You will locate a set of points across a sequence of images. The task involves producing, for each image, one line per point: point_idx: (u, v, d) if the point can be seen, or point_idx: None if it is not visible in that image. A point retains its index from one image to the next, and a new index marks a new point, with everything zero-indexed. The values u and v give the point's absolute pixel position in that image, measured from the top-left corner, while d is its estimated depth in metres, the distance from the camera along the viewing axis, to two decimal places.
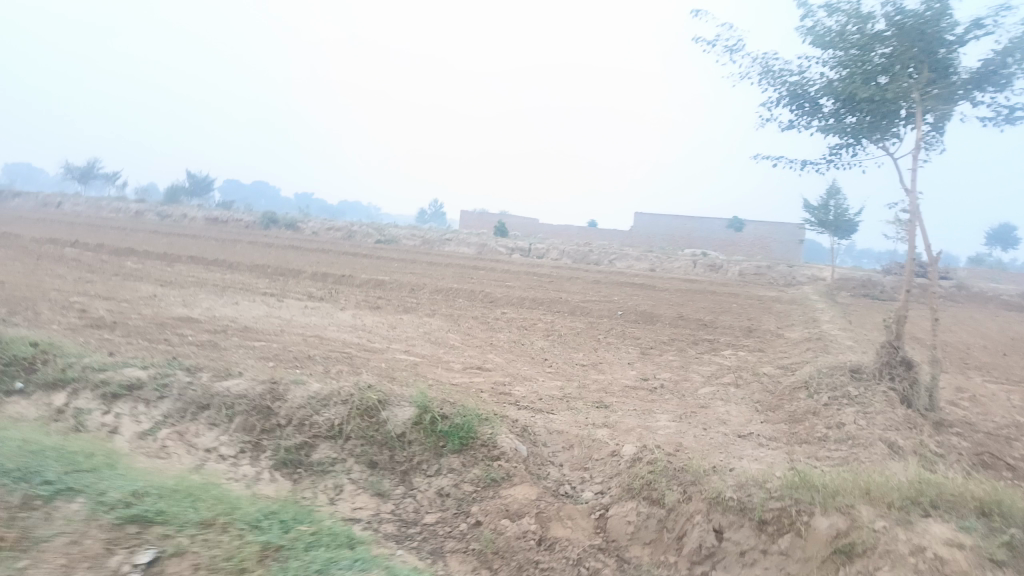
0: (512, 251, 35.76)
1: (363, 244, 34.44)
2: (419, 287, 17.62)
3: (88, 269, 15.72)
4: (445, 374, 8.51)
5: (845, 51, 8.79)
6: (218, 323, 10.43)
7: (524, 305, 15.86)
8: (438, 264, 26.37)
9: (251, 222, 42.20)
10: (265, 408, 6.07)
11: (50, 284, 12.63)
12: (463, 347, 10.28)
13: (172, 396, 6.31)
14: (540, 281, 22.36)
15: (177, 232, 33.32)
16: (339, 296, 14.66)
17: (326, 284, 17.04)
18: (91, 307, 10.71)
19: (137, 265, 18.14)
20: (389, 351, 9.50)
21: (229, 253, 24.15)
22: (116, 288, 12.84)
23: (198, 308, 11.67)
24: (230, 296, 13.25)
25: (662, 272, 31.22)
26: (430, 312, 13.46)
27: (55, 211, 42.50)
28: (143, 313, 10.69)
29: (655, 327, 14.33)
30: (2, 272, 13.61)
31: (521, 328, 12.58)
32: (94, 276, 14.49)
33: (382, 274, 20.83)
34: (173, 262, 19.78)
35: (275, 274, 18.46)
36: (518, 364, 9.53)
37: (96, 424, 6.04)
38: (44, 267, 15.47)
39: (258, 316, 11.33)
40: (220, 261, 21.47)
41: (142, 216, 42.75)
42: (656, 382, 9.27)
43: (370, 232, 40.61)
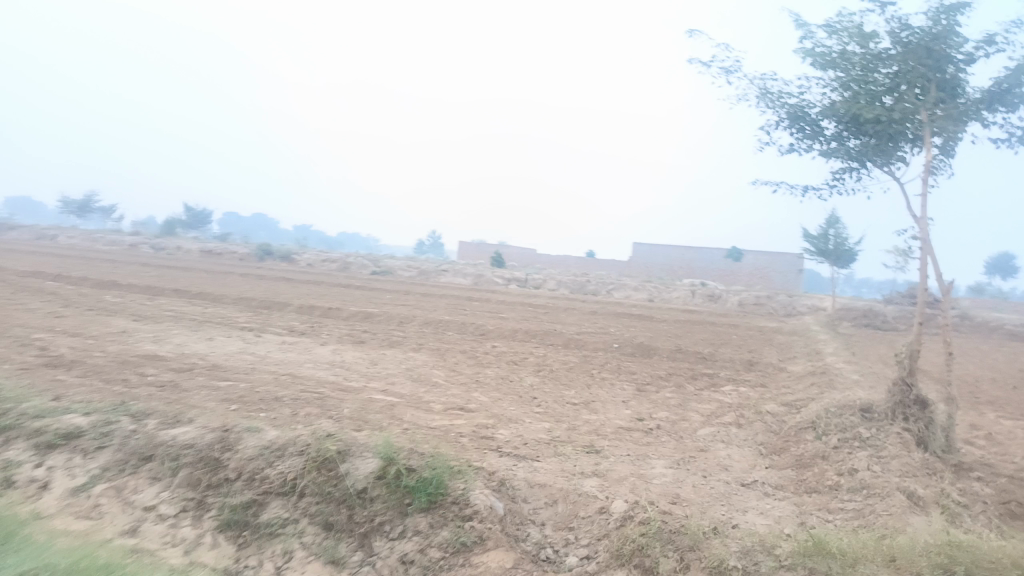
0: (509, 282, 35.25)
1: (357, 275, 33.94)
2: (408, 320, 17.02)
3: (63, 303, 15.14)
4: (423, 416, 7.88)
5: (846, 71, 8.32)
6: (187, 361, 9.82)
7: (517, 338, 15.24)
8: (432, 296, 25.79)
9: (245, 254, 41.71)
10: (213, 459, 5.45)
11: (17, 319, 12.03)
12: (447, 385, 9.66)
13: (113, 446, 5.66)
14: (535, 313, 21.77)
15: (167, 265, 32.82)
16: (323, 330, 14.05)
17: (312, 317, 16.44)
18: (52, 344, 10.10)
19: (117, 298, 17.56)
20: (366, 391, 8.87)
21: (217, 286, 23.59)
22: (87, 324, 12.26)
23: (169, 344, 11.04)
24: (206, 331, 12.64)
25: (661, 302, 30.67)
26: (416, 346, 12.84)
27: (47, 244, 42.05)
28: (107, 351, 10.08)
29: (652, 361, 13.71)
30: None
31: (511, 363, 11.96)
32: (66, 311, 13.90)
33: (372, 306, 20.24)
34: (156, 295, 19.20)
35: (261, 307, 17.86)
36: (505, 403, 8.90)
37: (25, 479, 5.41)
38: (17, 300, 14.89)
39: (231, 353, 10.72)
40: (206, 294, 20.90)
41: (137, 249, 42.28)
42: (652, 423, 8.62)
43: (365, 263, 40.12)
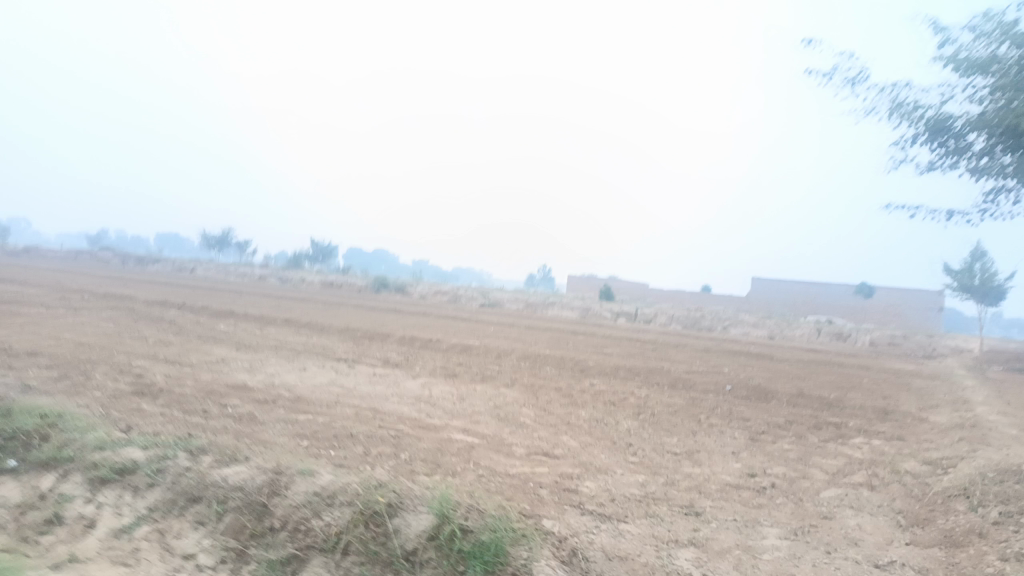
0: (617, 316, 34.13)
1: (465, 308, 33.94)
2: (507, 354, 16.43)
3: (176, 332, 15.63)
4: (503, 462, 7.16)
5: (1000, 75, 7.02)
6: (271, 392, 9.61)
7: (618, 376, 14.26)
8: (536, 329, 25.19)
9: (362, 286, 42.83)
10: (260, 505, 4.98)
11: (126, 347, 12.39)
12: (535, 426, 8.89)
13: (163, 484, 5.31)
14: (642, 349, 20.63)
15: (287, 295, 34.12)
16: (416, 362, 13.67)
17: (410, 348, 16.16)
18: (148, 373, 10.19)
19: (228, 327, 18.04)
20: (446, 429, 8.27)
21: (327, 316, 24.04)
22: (189, 352, 12.45)
23: (260, 374, 10.93)
24: (300, 361, 12.52)
25: (781, 340, 28.61)
26: (509, 381, 12.18)
27: (186, 276, 45.07)
28: (198, 380, 10.05)
29: (769, 406, 12.37)
30: (88, 335, 13.61)
31: (609, 404, 11.05)
32: (175, 339, 14.27)
33: (473, 339, 19.84)
34: (266, 324, 19.65)
35: (362, 337, 17.82)
36: (596, 450, 8.03)
37: (75, 516, 5.15)
38: (136, 329, 15.52)
39: (318, 385, 10.47)
40: (314, 323, 21.24)
41: (265, 282, 44.54)
42: (766, 480, 7.49)
43: (475, 295, 40.15)
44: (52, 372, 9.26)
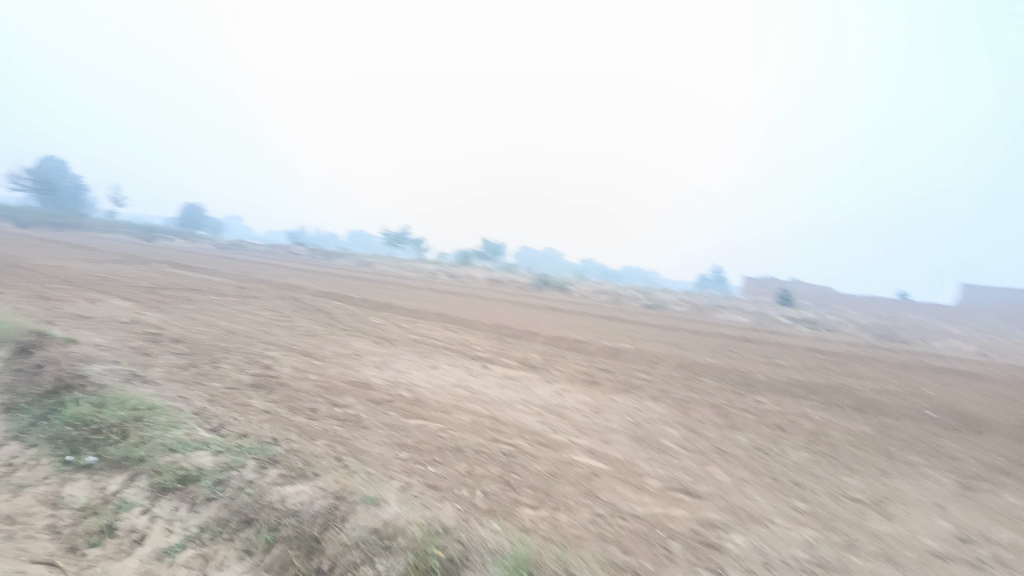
0: (795, 323, 31.00)
1: (627, 309, 32.38)
2: (662, 360, 14.85)
3: (327, 322, 15.64)
4: (631, 499, 5.84)
5: None
6: (390, 387, 8.87)
7: (789, 394, 12.25)
8: (700, 334, 23.20)
9: (524, 282, 42.50)
10: (311, 539, 4.14)
11: (269, 337, 12.37)
12: (678, 453, 7.43)
13: (220, 499, 4.63)
14: (821, 361, 18.15)
15: (450, 290, 34.45)
16: (557, 364, 12.54)
17: (555, 349, 15.06)
18: (276, 362, 9.87)
19: (378, 318, 17.95)
20: (569, 448, 7.06)
21: (482, 312, 23.63)
22: (327, 343, 12.18)
23: (387, 366, 10.31)
24: (433, 355, 11.82)
25: (996, 357, 24.42)
26: (656, 394, 10.69)
27: (363, 270, 47.21)
28: (321, 370, 9.57)
29: (983, 440, 9.95)
30: (240, 324, 13.84)
31: (775, 427, 9.28)
32: (321, 330, 14.19)
33: (628, 341, 18.38)
34: (418, 317, 19.44)
35: (508, 334, 16.97)
36: (753, 491, 6.45)
37: (126, 527, 4.57)
38: (289, 318, 15.72)
39: (444, 381, 9.65)
40: (465, 317, 20.85)
41: (434, 277, 45.66)
42: (987, 551, 5.57)
43: (638, 296, 38.36)
44: (182, 360, 9.13)
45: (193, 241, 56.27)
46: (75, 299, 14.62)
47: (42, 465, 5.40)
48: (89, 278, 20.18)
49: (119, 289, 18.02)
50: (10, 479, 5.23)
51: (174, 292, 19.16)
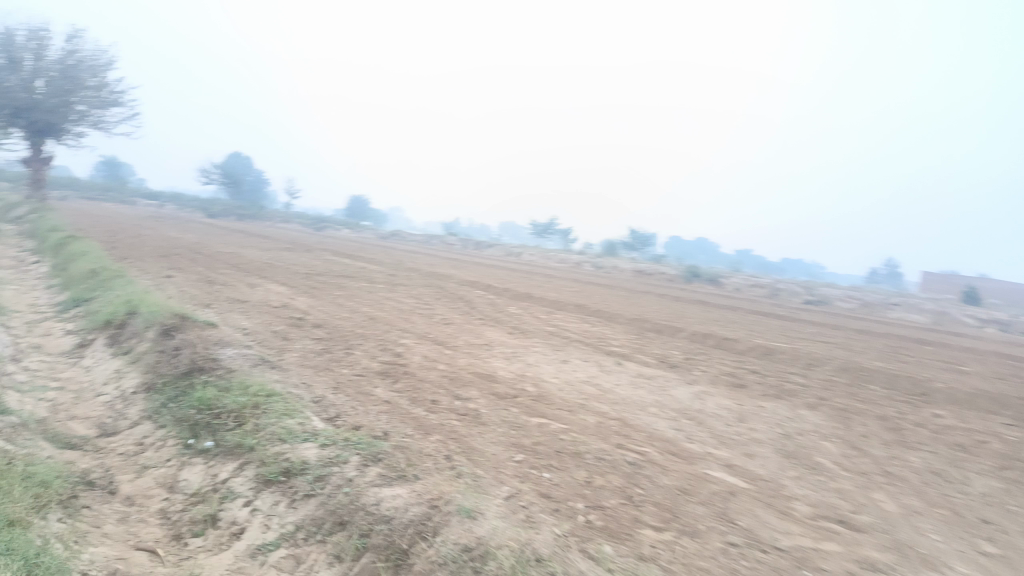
0: (984, 324, 27.47)
1: (784, 304, 30.20)
2: (821, 363, 13.43)
3: (466, 311, 15.59)
4: (772, 526, 5.05)
5: None
6: (516, 380, 8.47)
7: (976, 407, 10.57)
8: (869, 333, 21.01)
9: (674, 274, 40.95)
10: (399, 552, 3.82)
11: (406, 324, 12.42)
12: (833, 474, 6.44)
13: (319, 496, 4.43)
14: (1016, 369, 15.75)
15: (595, 281, 33.79)
16: (700, 363, 11.62)
17: (699, 346, 14.06)
18: (407, 348, 9.77)
19: (518, 308, 17.68)
20: (704, 461, 6.30)
21: (625, 304, 22.81)
22: (461, 332, 12.02)
23: (516, 358, 9.92)
24: (567, 349, 11.31)
25: None
26: (811, 401, 9.53)
27: (511, 260, 47.63)
28: (450, 357, 9.34)
29: None
30: (382, 311, 14.05)
31: (956, 447, 7.93)
32: (458, 319, 14.09)
33: (783, 340, 16.92)
34: (558, 307, 19.02)
35: (650, 329, 16.12)
36: (927, 527, 5.40)
37: (229, 519, 4.49)
38: (430, 306, 15.84)
39: (574, 377, 9.13)
40: (607, 309, 20.17)
41: (581, 267, 45.17)
42: None
43: (798, 291, 35.71)
44: (318, 344, 9.21)
45: (355, 230, 59.42)
46: (238, 284, 15.51)
47: (168, 447, 5.53)
48: (255, 264, 21.55)
49: (279, 275, 19.05)
50: (139, 460, 5.45)
51: (328, 278, 19.96)
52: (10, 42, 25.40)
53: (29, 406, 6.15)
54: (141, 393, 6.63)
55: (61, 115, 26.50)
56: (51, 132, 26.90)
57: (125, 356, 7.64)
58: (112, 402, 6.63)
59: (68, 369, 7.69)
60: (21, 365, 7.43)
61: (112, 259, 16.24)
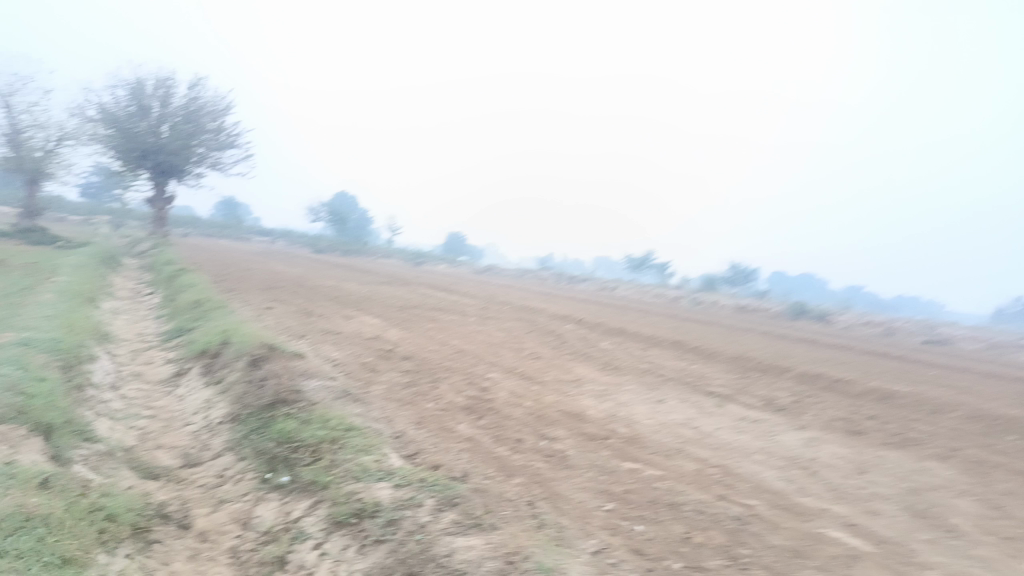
0: None
1: (902, 344, 28.06)
2: (949, 409, 12.13)
3: (557, 346, 15.16)
4: None
5: None
6: (607, 420, 7.97)
7: None
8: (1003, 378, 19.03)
9: (778, 310, 39.03)
10: None
11: (495, 358, 12.12)
12: (974, 539, 5.57)
13: (389, 542, 4.12)
14: None
15: (693, 317, 32.61)
16: (810, 406, 10.70)
17: (806, 387, 13.03)
18: (493, 382, 9.44)
19: (610, 343, 17.11)
20: (819, 518, 5.60)
21: (726, 341, 21.75)
22: (552, 367, 11.60)
23: (607, 396, 9.40)
24: (662, 388, 10.67)
25: None
26: (941, 452, 8.49)
27: (606, 295, 46.84)
28: (538, 394, 8.93)
29: None
30: (472, 344, 13.83)
31: None
32: (549, 353, 13.69)
33: (903, 383, 15.52)
34: (654, 344, 18.28)
35: (752, 368, 15.15)
36: None
37: (296, 562, 4.24)
38: (520, 340, 15.52)
39: (670, 419, 8.53)
40: (706, 347, 19.24)
41: (678, 302, 43.87)
42: None
43: (917, 330, 33.16)
44: (404, 376, 9.02)
45: (451, 265, 60.34)
46: (333, 316, 15.74)
47: (246, 482, 5.38)
48: (352, 297, 22.00)
49: (374, 308, 19.27)
50: (217, 493, 5.32)
51: (421, 311, 20.05)
52: (141, 92, 27.61)
53: (119, 435, 6.18)
54: (225, 424, 6.57)
55: (182, 157, 28.30)
56: (173, 173, 28.77)
57: (216, 385, 7.69)
58: (198, 433, 6.60)
59: (162, 398, 7.80)
60: (119, 392, 7.58)
61: (218, 291, 16.89)
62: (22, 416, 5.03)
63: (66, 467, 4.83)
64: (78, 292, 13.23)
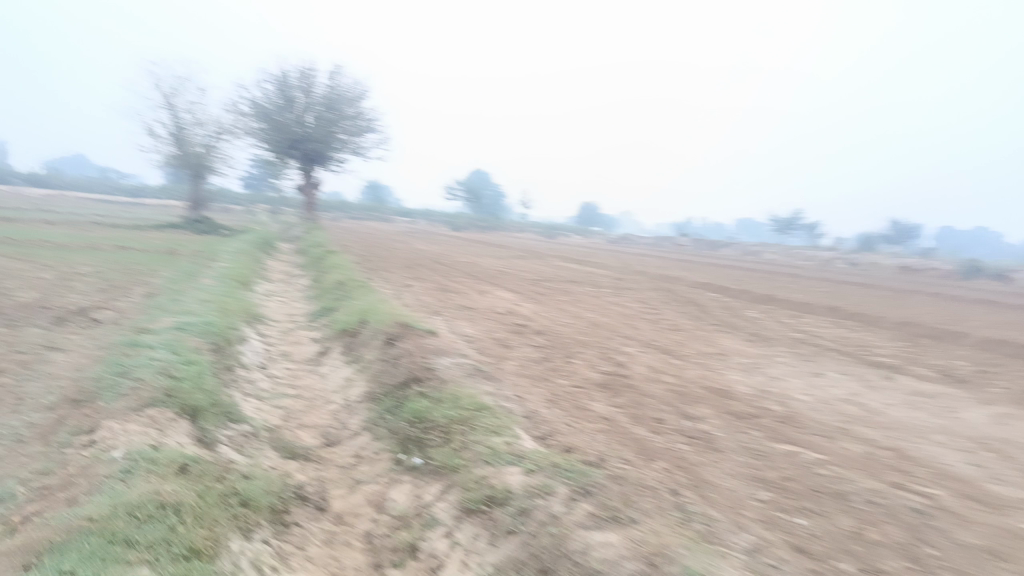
0: None
1: None
2: None
3: (699, 316, 14.40)
4: None
5: None
6: (757, 397, 7.31)
7: None
8: None
9: (948, 269, 35.38)
10: None
11: (632, 331, 11.64)
12: None
13: (521, 534, 3.88)
14: None
15: (849, 280, 30.23)
16: (996, 378, 9.40)
17: (988, 355, 11.54)
18: (630, 357, 8.99)
19: (756, 311, 16.07)
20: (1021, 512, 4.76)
21: (888, 306, 19.87)
22: (693, 340, 10.96)
23: (755, 370, 8.70)
24: (817, 360, 9.77)
25: None
26: None
27: (750, 259, 44.57)
28: (678, 369, 8.40)
29: None
30: (608, 317, 13.41)
31: None
32: (690, 324, 13.00)
33: None
34: (806, 311, 16.99)
35: (922, 335, 13.65)
36: None
37: (427, 550, 4.09)
38: (658, 311, 14.90)
39: (829, 394, 7.72)
40: (865, 312, 17.65)
41: (831, 265, 40.93)
42: None
43: None
44: (537, 352, 8.78)
45: (586, 235, 59.81)
46: (468, 291, 15.83)
47: (381, 461, 5.32)
48: (488, 273, 22.14)
49: (509, 282, 19.26)
50: (353, 473, 5.29)
51: (555, 284, 19.83)
52: (286, 84, 29.06)
53: (264, 415, 6.35)
54: (362, 402, 6.60)
55: (328, 145, 29.60)
56: (320, 160, 30.22)
57: (355, 363, 7.80)
58: (338, 412, 6.68)
59: (306, 377, 8.01)
60: (267, 372, 7.86)
61: (360, 270, 17.50)
62: (171, 398, 5.22)
63: (211, 448, 4.96)
64: (235, 277, 14.09)
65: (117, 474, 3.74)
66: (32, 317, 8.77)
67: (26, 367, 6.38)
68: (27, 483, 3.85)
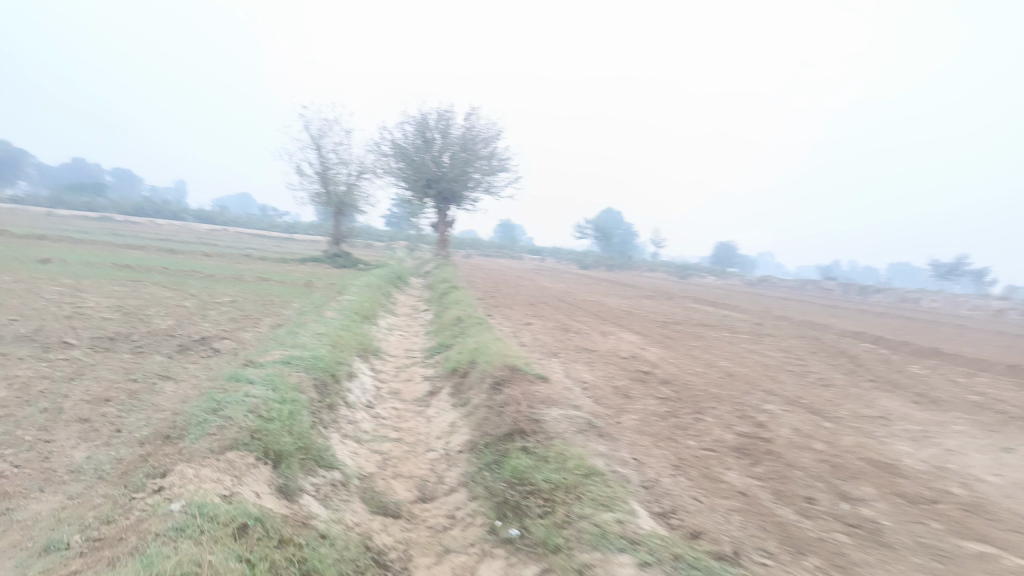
0: None
1: None
2: None
3: (850, 370, 12.83)
4: None
5: None
6: (931, 476, 6.03)
7: None
8: None
9: None
10: None
11: (772, 385, 10.41)
12: None
13: None
14: None
15: None
16: None
17: None
18: (771, 416, 7.87)
19: (919, 367, 14.11)
20: None
21: None
22: (845, 399, 9.60)
23: (926, 440, 7.32)
24: (1004, 431, 8.15)
25: None
26: None
27: (909, 307, 40.67)
28: (830, 434, 7.20)
29: None
30: (744, 366, 12.18)
31: None
32: (841, 379, 11.52)
33: None
34: (980, 368, 14.81)
35: None
36: None
37: None
38: (803, 362, 13.45)
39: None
40: None
41: (1007, 315, 36.45)
42: None
43: None
44: (662, 405, 7.87)
45: (723, 277, 57.28)
46: (592, 332, 15.06)
47: (475, 528, 4.67)
48: (615, 312, 21.28)
49: (637, 323, 18.29)
50: (443, 539, 4.67)
51: (687, 327, 18.64)
52: (425, 125, 29.76)
53: (359, 461, 5.90)
54: (463, 453, 6.00)
55: (462, 184, 29.97)
56: (455, 199, 30.66)
57: (461, 407, 7.25)
58: (437, 462, 6.12)
59: (411, 419, 7.56)
60: (372, 412, 7.48)
61: (484, 308, 17.21)
62: (255, 441, 4.86)
63: (291, 500, 4.51)
64: (359, 310, 14.14)
65: (168, 534, 3.33)
66: (159, 344, 8.94)
67: (134, 396, 6.32)
68: (83, 532, 3.52)
